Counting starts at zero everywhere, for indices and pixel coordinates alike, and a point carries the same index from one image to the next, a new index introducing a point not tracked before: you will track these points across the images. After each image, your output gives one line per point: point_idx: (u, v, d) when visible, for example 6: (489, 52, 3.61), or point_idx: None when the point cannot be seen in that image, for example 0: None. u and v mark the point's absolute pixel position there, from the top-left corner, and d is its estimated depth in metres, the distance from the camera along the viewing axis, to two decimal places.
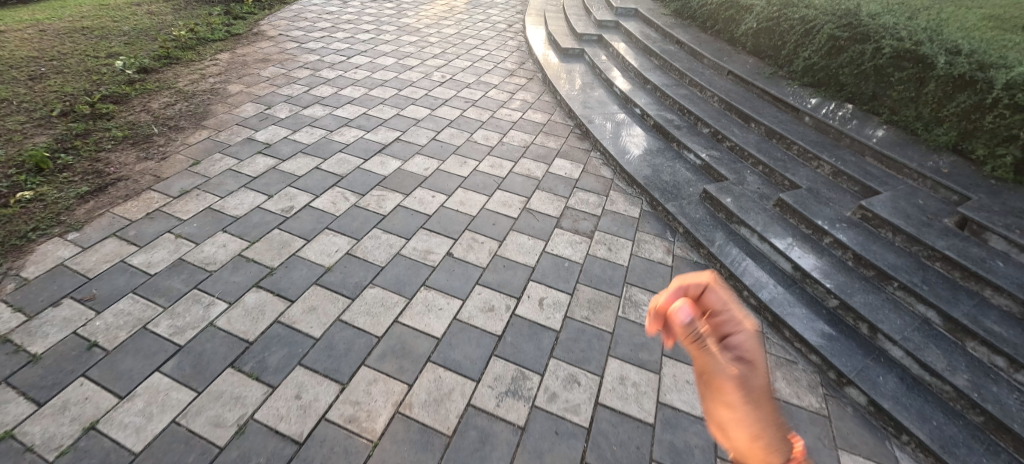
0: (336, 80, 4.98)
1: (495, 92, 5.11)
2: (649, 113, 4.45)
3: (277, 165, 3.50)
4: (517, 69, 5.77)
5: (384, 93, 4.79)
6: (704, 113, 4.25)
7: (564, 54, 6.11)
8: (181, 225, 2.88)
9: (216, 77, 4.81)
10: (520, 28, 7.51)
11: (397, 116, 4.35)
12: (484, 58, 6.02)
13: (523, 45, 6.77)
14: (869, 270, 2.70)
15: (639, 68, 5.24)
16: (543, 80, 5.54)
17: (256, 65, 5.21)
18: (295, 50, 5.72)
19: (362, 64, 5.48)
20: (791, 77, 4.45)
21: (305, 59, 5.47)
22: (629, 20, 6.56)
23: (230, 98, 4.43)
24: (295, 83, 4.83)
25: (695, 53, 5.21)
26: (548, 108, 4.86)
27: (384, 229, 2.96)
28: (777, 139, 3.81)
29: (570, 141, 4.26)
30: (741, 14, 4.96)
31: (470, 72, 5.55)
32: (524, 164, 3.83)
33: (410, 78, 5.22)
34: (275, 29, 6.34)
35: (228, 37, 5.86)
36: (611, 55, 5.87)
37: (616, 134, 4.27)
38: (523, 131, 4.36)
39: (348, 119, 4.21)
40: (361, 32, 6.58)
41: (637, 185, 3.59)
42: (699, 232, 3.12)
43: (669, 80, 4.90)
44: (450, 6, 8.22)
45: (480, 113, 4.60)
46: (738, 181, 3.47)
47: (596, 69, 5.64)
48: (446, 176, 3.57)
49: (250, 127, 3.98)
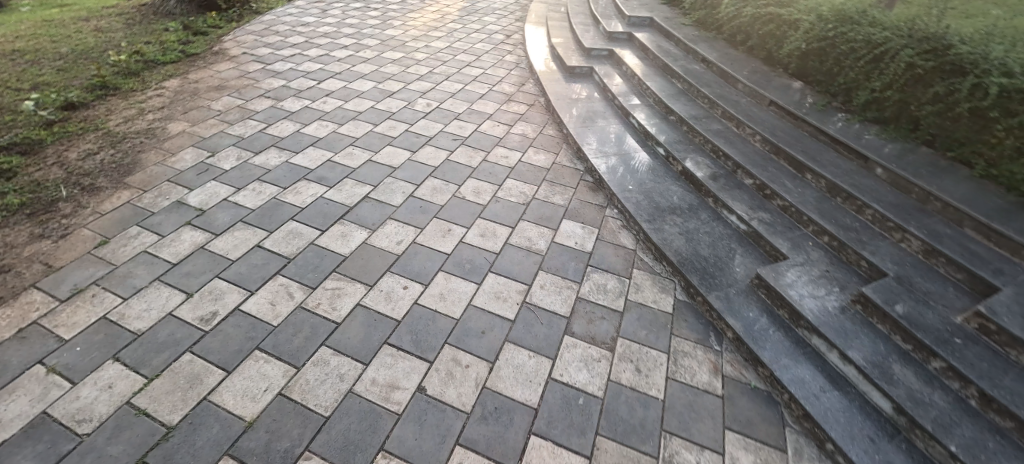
0: (300, 113, 4.21)
1: (490, 124, 4.32)
2: (676, 155, 3.67)
3: (208, 243, 2.74)
4: (516, 92, 4.98)
5: (356, 129, 4.02)
6: (744, 158, 3.47)
7: (570, 73, 5.31)
8: (60, 348, 2.13)
9: (157, 113, 4.06)
10: (520, 39, 6.72)
11: (369, 163, 3.58)
12: (477, 79, 5.23)
13: (523, 60, 5.98)
14: (1004, 418, 1.93)
15: (659, 93, 4.45)
16: (546, 108, 4.75)
17: (208, 95, 4.44)
18: (258, 73, 4.95)
19: (334, 89, 4.70)
20: (848, 109, 3.67)
21: (268, 85, 4.70)
22: (643, 31, 5.81)
23: (167, 142, 3.66)
24: (250, 119, 4.06)
25: (726, 75, 4.42)
26: (553, 146, 4.08)
27: (336, 349, 2.21)
28: (842, 197, 3.03)
29: (580, 193, 3.49)
30: (783, 30, 4.19)
31: (460, 97, 4.76)
32: (523, 230, 3.06)
33: (390, 107, 4.44)
34: (238, 46, 5.57)
35: (182, 58, 5.10)
36: (625, 75, 5.08)
37: (637, 183, 3.49)
38: (523, 179, 3.59)
39: (308, 169, 3.44)
40: (339, 48, 5.80)
41: (668, 264, 2.83)
42: (755, 342, 2.35)
43: (696, 110, 4.12)
44: (442, 14, 7.44)
45: (470, 154, 3.82)
46: (798, 260, 2.71)
47: (607, 93, 4.85)
48: (423, 253, 2.81)
49: (183, 183, 3.22)
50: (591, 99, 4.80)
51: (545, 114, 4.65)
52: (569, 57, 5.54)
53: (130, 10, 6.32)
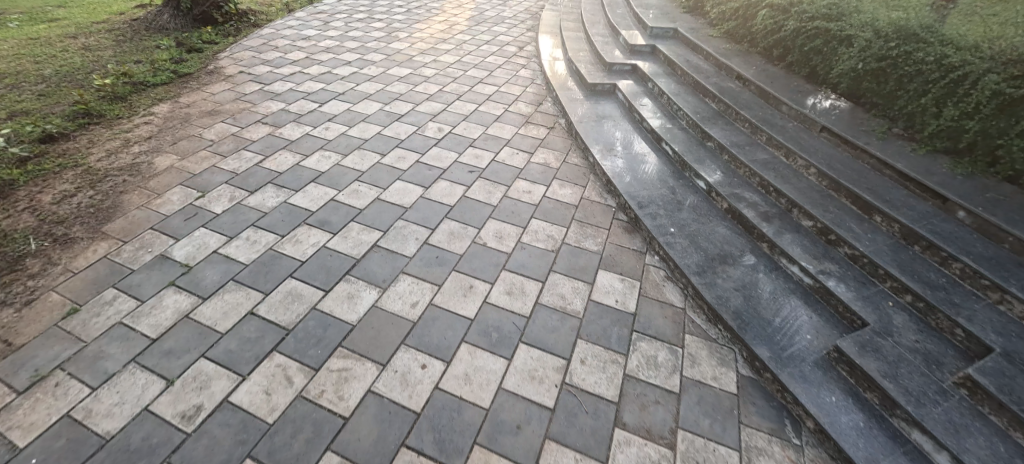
0: (300, 142, 3.83)
1: (509, 151, 3.94)
2: (720, 189, 3.28)
3: (194, 310, 2.37)
4: (534, 113, 4.61)
5: (362, 161, 3.64)
6: (800, 196, 3.08)
7: (591, 90, 4.93)
8: (10, 461, 1.76)
9: (143, 144, 3.70)
10: (534, 50, 6.35)
11: (377, 202, 3.20)
12: (491, 98, 4.85)
13: (539, 74, 5.60)
14: None
15: (693, 115, 4.07)
16: (568, 131, 4.37)
17: (200, 121, 4.07)
18: (255, 95, 4.58)
19: (338, 113, 4.33)
20: (912, 137, 3.27)
21: (265, 109, 4.33)
22: (667, 43, 5.44)
23: (153, 180, 3.30)
24: (245, 150, 3.70)
25: (767, 95, 4.03)
26: (579, 176, 3.70)
27: (343, 456, 1.82)
28: (922, 246, 2.64)
29: (614, 236, 3.10)
30: (832, 46, 3.79)
31: (474, 120, 4.38)
32: (555, 286, 2.68)
33: (398, 134, 4.06)
34: (235, 64, 5.22)
35: (173, 79, 4.75)
36: (652, 93, 4.69)
37: (678, 224, 3.10)
38: (549, 219, 3.20)
39: (310, 211, 3.07)
40: (342, 63, 5.43)
41: (726, 329, 2.45)
42: (844, 437, 1.96)
43: (737, 137, 3.74)
44: (449, 24, 7.07)
45: (489, 189, 3.45)
46: (881, 328, 2.32)
47: (634, 113, 4.46)
48: (443, 318, 2.43)
49: (169, 233, 2.85)
50: (617, 121, 4.42)
51: (567, 138, 4.26)
52: (589, 73, 5.16)
53: (121, 25, 5.98)
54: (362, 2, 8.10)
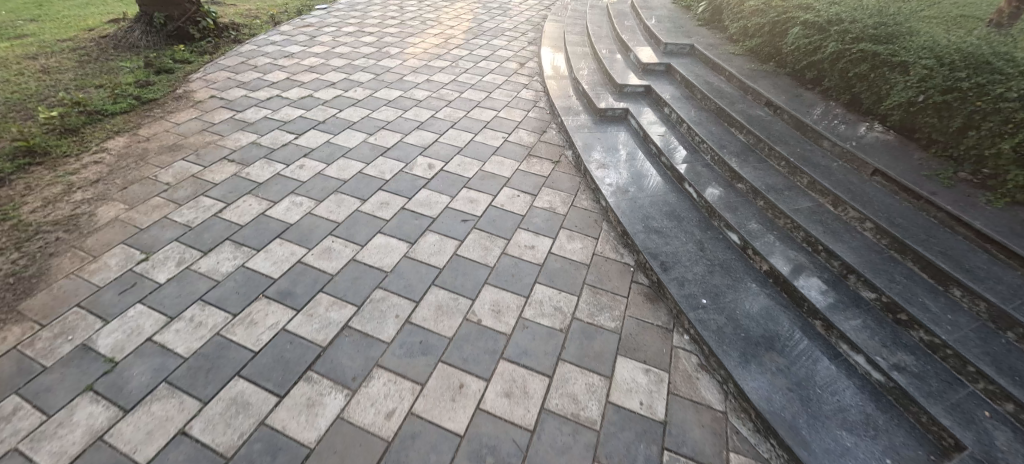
0: (269, 184, 3.35)
1: (508, 192, 3.44)
2: (757, 246, 2.78)
3: (111, 430, 1.87)
4: (538, 144, 4.11)
5: (339, 208, 3.15)
6: (856, 259, 2.58)
7: (600, 116, 4.43)
8: None
9: (88, 190, 3.22)
10: (536, 66, 5.86)
11: (353, 265, 2.71)
12: (490, 125, 4.36)
13: (542, 94, 5.11)
14: None
15: (718, 150, 3.57)
16: (576, 165, 3.88)
17: (158, 159, 3.59)
18: (224, 124, 4.10)
19: (316, 146, 3.84)
20: (984, 183, 2.77)
21: (234, 141, 3.85)
22: (683, 61, 4.95)
23: (90, 238, 2.81)
24: (204, 195, 3.21)
25: (804, 127, 3.53)
26: (590, 225, 3.20)
27: None
28: (1019, 334, 2.13)
29: (634, 306, 2.61)
30: (881, 73, 3.31)
31: (469, 152, 3.89)
32: (565, 383, 2.18)
33: (383, 171, 3.57)
34: (207, 87, 4.75)
35: (136, 106, 4.28)
36: (669, 120, 4.20)
37: (711, 292, 2.60)
38: (556, 284, 2.70)
39: (271, 279, 2.58)
40: (325, 84, 4.95)
41: (782, 447, 1.94)
42: None
43: (772, 178, 3.23)
44: (445, 39, 6.60)
45: (485, 243, 2.94)
46: (984, 453, 1.81)
47: (649, 144, 3.97)
48: (424, 436, 1.93)
49: (98, 312, 2.37)
50: (630, 152, 3.92)
51: (574, 174, 3.77)
52: (597, 95, 4.67)
53: (88, 43, 5.52)
54: (353, 14, 7.65)
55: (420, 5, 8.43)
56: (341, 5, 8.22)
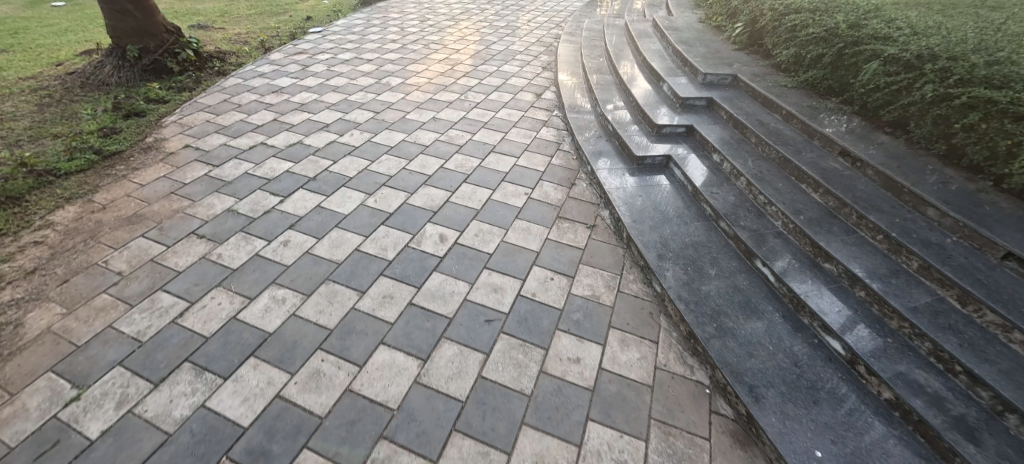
0: (246, 271, 2.72)
1: (539, 274, 2.81)
2: (874, 365, 2.14)
3: None
4: (568, 201, 3.49)
5: (331, 306, 2.52)
6: (1017, 391, 1.93)
7: (637, 164, 3.79)
8: None
9: (19, 285, 2.58)
10: (554, 97, 5.26)
11: (348, 400, 2.07)
12: (510, 176, 3.73)
13: (565, 133, 4.49)
14: None
15: (793, 216, 2.94)
16: (615, 231, 3.24)
17: (112, 236, 2.96)
18: (197, 183, 3.48)
19: (305, 211, 3.21)
20: None
21: (207, 208, 3.23)
22: (725, 93, 4.34)
23: (9, 364, 2.18)
24: (163, 290, 2.58)
25: (897, 188, 2.91)
26: (646, 321, 2.56)
27: None
28: None
29: (722, 457, 1.96)
30: (996, 123, 2.70)
31: (488, 216, 3.27)
32: None
33: (385, 247, 2.94)
34: (182, 134, 4.14)
35: (96, 162, 3.67)
36: (720, 170, 3.58)
37: (822, 438, 1.96)
38: (615, 422, 2.06)
39: (239, 428, 1.94)
40: (318, 126, 4.34)
41: None
42: None
43: (869, 259, 2.61)
44: (451, 65, 6.01)
45: (517, 356, 2.31)
46: None
47: (701, 202, 3.32)
48: None
49: None
50: (679, 213, 3.27)
51: (615, 243, 3.13)
52: (630, 136, 4.04)
53: (52, 81, 4.92)
54: (349, 38, 7.07)
55: (422, 26, 7.86)
56: (336, 27, 7.65)
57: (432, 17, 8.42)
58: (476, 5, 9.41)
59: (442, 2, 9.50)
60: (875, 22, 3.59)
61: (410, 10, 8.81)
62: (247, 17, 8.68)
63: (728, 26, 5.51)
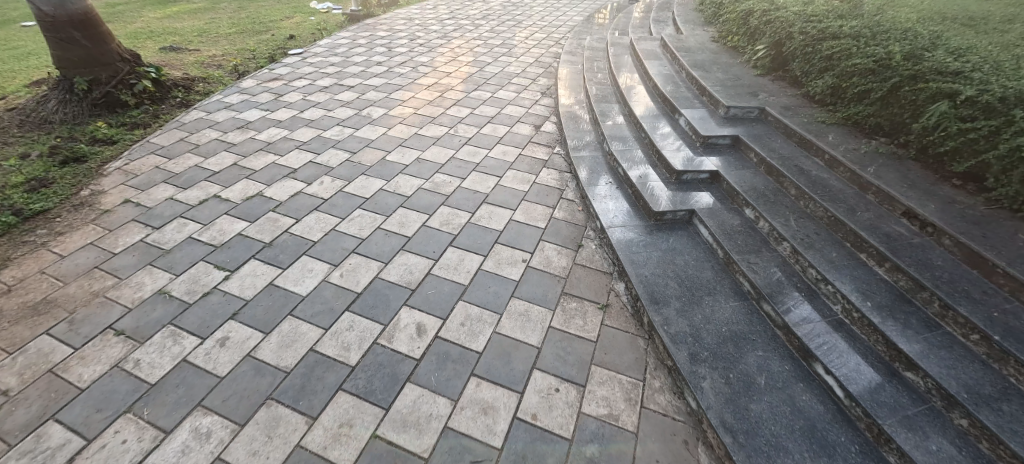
0: (167, 387, 2.12)
1: (541, 383, 2.22)
2: None
3: None
4: (575, 271, 2.90)
5: (268, 443, 1.92)
6: None
7: (655, 219, 3.20)
8: None
9: None
10: (556, 129, 4.70)
11: None
12: (504, 235, 3.14)
13: (569, 175, 3.91)
14: None
15: (856, 302, 2.36)
16: (633, 314, 2.64)
17: (9, 333, 2.37)
18: (129, 253, 2.90)
19: (253, 293, 2.62)
20: None
21: (134, 289, 2.64)
22: (752, 129, 3.78)
23: None
24: (55, 420, 2.00)
25: (988, 266, 2.33)
26: (681, 456, 1.96)
27: None
28: None
29: None
30: None
31: (477, 295, 2.67)
32: None
33: (347, 345, 2.34)
34: (124, 184, 3.57)
35: (13, 225, 3.09)
36: (756, 230, 3.00)
37: None
38: None
39: None
40: (283, 171, 3.76)
41: None
42: None
43: (967, 370, 2.02)
44: (440, 92, 5.46)
45: None
46: None
47: (738, 276, 2.73)
48: None
49: None
50: (711, 289, 2.67)
51: (634, 331, 2.53)
52: (645, 183, 3.45)
53: None
54: (332, 60, 6.52)
55: (411, 45, 7.32)
56: (319, 48, 7.11)
57: (423, 35, 7.88)
58: (470, 20, 8.89)
59: (434, 18, 8.99)
60: (937, 53, 3.06)
61: (399, 28, 8.29)
62: (227, 37, 8.17)
63: (747, 49, 4.99)
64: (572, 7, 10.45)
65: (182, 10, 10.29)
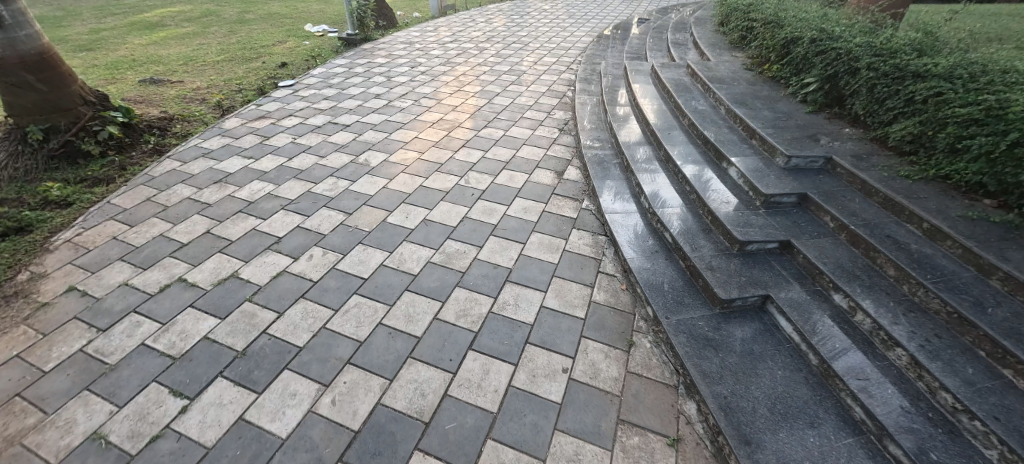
0: None
1: None
2: None
3: None
4: (631, 384, 2.29)
5: None
6: None
7: (723, 307, 2.60)
8: None
9: None
10: (581, 176, 4.11)
11: None
12: (536, 332, 2.53)
13: (604, 238, 3.31)
14: None
15: None
16: (714, 453, 2.02)
17: None
18: (63, 371, 2.28)
19: (217, 436, 2.00)
20: None
21: (60, 432, 2.01)
22: (820, 183, 3.21)
23: None
24: None
25: None
26: None
27: None
28: None
29: None
30: None
31: (510, 429, 2.06)
32: None
33: None
34: (72, 264, 2.96)
35: None
36: (853, 325, 2.40)
37: None
38: None
39: None
40: (265, 242, 3.16)
41: None
42: None
43: None
44: (447, 130, 4.90)
45: None
46: None
47: (845, 398, 2.12)
48: None
49: None
50: (814, 419, 2.06)
51: None
52: (702, 256, 2.85)
53: None
54: (326, 92, 5.96)
55: (412, 73, 6.77)
56: (312, 78, 6.54)
57: (424, 61, 7.36)
58: (473, 43, 8.40)
59: (436, 41, 8.49)
60: None
61: (399, 53, 7.77)
62: (213, 66, 7.63)
63: (792, 80, 4.44)
64: (579, 27, 10.00)
65: (168, 35, 9.76)
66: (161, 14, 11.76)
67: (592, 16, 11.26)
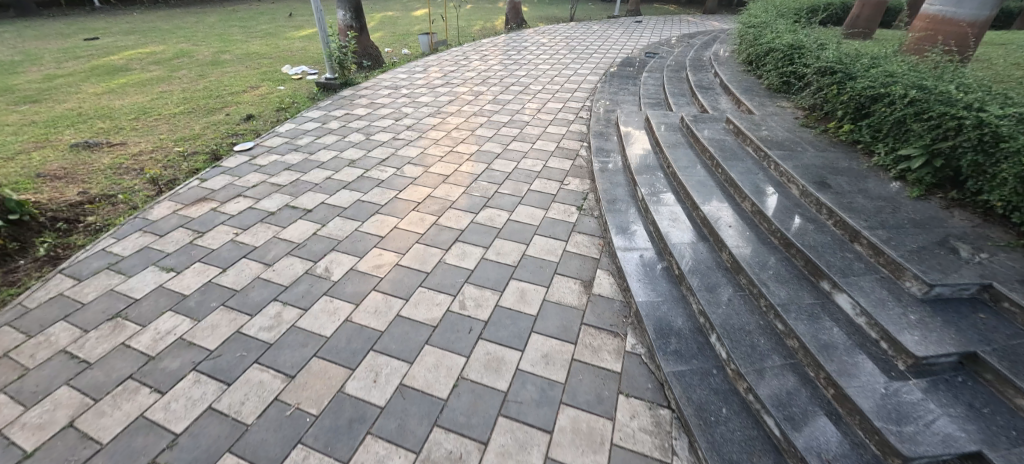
0: None
1: None
2: None
3: None
4: None
5: None
6: None
7: None
8: None
9: None
10: (619, 288, 3.04)
11: None
12: None
13: (671, 416, 2.22)
14: None
15: None
16: None
17: None
18: None
19: None
20: None
21: None
22: (986, 330, 2.17)
23: None
24: None
25: None
26: None
27: None
28: None
29: None
30: None
31: None
32: None
33: None
34: None
35: None
36: None
37: None
38: None
39: None
40: (152, 446, 2.05)
41: None
42: None
43: None
44: (436, 215, 3.85)
45: None
46: None
47: None
48: None
49: None
50: None
51: None
52: None
53: None
54: (290, 158, 4.94)
55: (396, 128, 5.77)
56: (276, 138, 5.53)
57: (412, 110, 6.39)
58: (467, 87, 7.47)
59: (426, 85, 7.57)
60: None
61: (383, 101, 6.81)
62: (168, 120, 6.63)
63: (880, 147, 3.46)
64: (582, 63, 9.12)
65: (128, 82, 8.80)
66: (130, 56, 10.84)
67: (594, 50, 10.43)
